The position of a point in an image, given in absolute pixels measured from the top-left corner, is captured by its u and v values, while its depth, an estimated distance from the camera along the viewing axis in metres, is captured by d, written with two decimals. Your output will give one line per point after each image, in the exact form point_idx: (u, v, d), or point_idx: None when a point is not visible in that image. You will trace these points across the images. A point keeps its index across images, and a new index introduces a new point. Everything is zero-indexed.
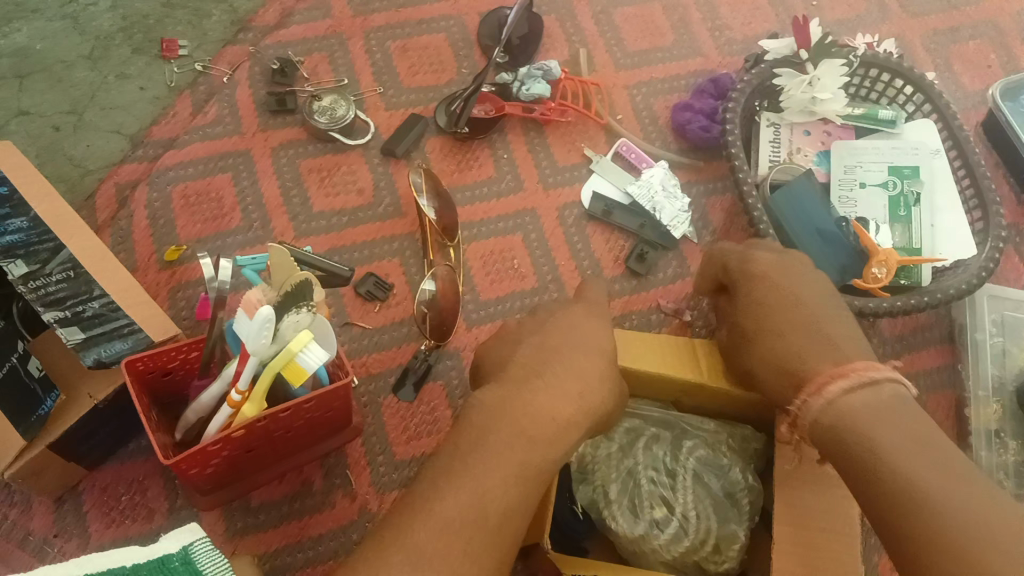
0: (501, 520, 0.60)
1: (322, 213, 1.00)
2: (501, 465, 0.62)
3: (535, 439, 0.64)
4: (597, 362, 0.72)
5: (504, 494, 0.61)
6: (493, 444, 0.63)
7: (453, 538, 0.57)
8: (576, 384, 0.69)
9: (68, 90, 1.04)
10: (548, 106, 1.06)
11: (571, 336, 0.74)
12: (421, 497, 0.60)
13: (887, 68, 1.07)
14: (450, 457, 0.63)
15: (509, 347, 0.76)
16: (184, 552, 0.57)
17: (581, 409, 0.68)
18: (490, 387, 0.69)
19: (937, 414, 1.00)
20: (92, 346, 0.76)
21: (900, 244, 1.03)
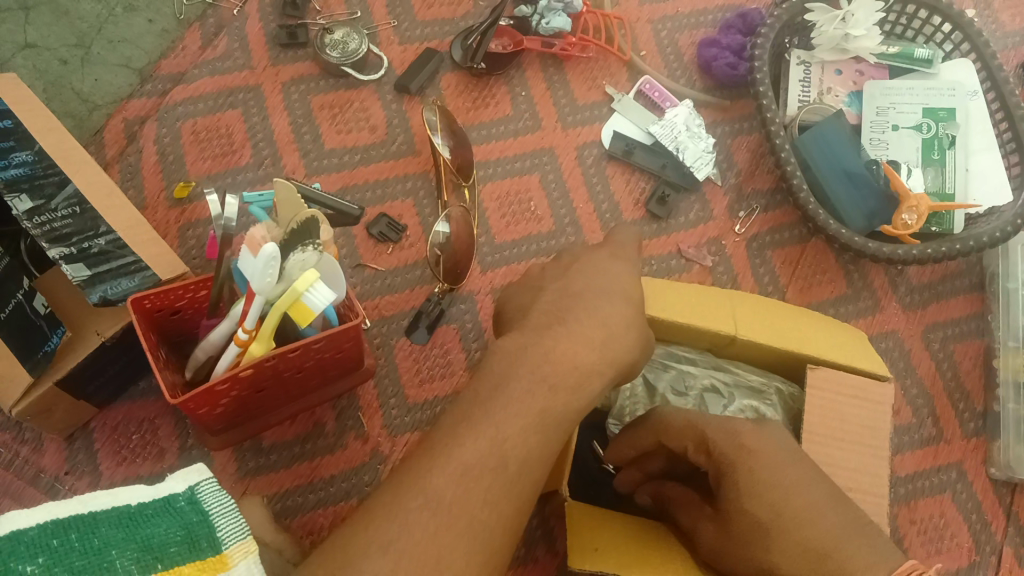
0: (521, 468, 0.58)
1: (334, 151, 0.97)
2: (521, 412, 0.59)
3: (556, 388, 0.62)
4: (622, 305, 0.68)
5: (523, 442, 0.59)
6: (513, 391, 0.61)
7: (471, 484, 0.56)
8: (599, 331, 0.65)
9: (74, 23, 1.01)
10: (569, 41, 1.02)
11: (596, 281, 0.69)
12: (442, 440, 0.58)
13: (924, 4, 1.01)
14: (470, 403, 0.61)
15: (528, 291, 0.72)
16: (190, 491, 0.56)
17: (603, 357, 0.65)
18: (512, 334, 0.66)
19: (965, 365, 0.97)
20: (98, 284, 0.74)
21: (932, 190, 0.99)
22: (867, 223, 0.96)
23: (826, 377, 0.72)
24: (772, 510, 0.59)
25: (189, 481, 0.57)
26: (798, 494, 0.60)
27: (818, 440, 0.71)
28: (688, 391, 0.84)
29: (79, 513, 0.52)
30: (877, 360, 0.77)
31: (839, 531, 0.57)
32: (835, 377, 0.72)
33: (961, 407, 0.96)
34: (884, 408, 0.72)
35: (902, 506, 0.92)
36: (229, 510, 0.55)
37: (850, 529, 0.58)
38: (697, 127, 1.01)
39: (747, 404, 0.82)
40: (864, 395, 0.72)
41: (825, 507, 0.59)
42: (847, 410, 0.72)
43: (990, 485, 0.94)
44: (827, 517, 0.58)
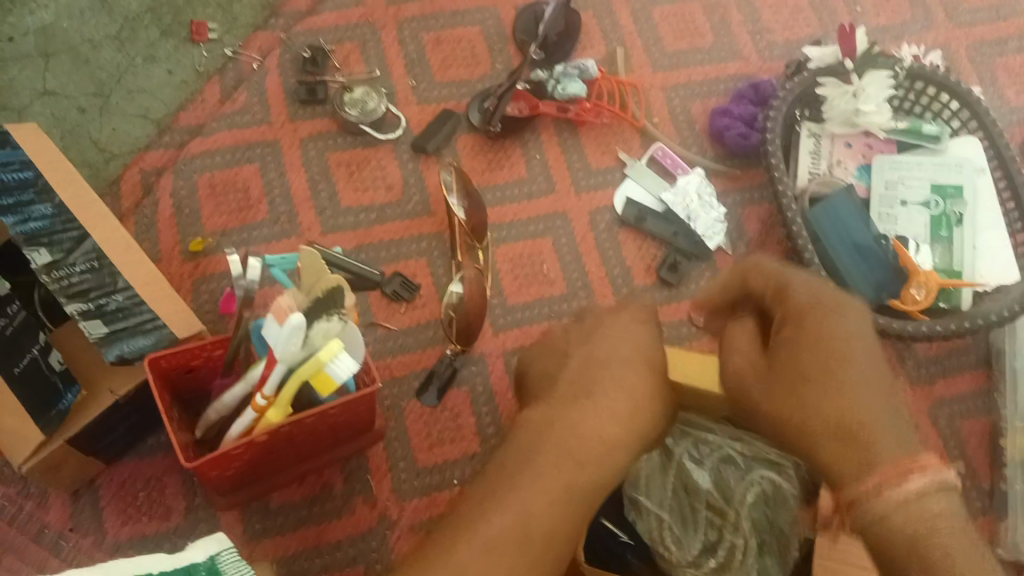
0: (545, 544, 0.58)
1: (350, 209, 0.97)
2: (546, 487, 0.60)
3: (583, 463, 0.62)
4: (646, 376, 0.69)
5: (549, 517, 0.59)
6: (539, 465, 0.61)
7: (496, 559, 0.56)
8: (625, 405, 0.66)
9: (94, 72, 1.02)
10: (584, 106, 1.03)
11: (619, 350, 0.70)
12: (468, 516, 0.59)
13: (933, 81, 1.04)
14: (497, 476, 0.62)
15: (554, 361, 0.74)
16: (211, 561, 0.55)
17: (629, 431, 0.65)
18: (541, 407, 0.67)
19: (970, 441, 0.98)
20: (114, 342, 0.74)
21: (940, 266, 1.01)
22: (874, 295, 0.97)
23: None
24: (823, 370, 0.58)
25: (209, 552, 0.56)
26: (847, 323, 0.59)
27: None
28: (704, 459, 0.83)
29: None
30: None
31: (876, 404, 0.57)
32: None
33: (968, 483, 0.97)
34: None
35: None
36: None
37: (881, 412, 0.56)
38: (708, 195, 1.02)
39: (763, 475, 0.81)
40: None
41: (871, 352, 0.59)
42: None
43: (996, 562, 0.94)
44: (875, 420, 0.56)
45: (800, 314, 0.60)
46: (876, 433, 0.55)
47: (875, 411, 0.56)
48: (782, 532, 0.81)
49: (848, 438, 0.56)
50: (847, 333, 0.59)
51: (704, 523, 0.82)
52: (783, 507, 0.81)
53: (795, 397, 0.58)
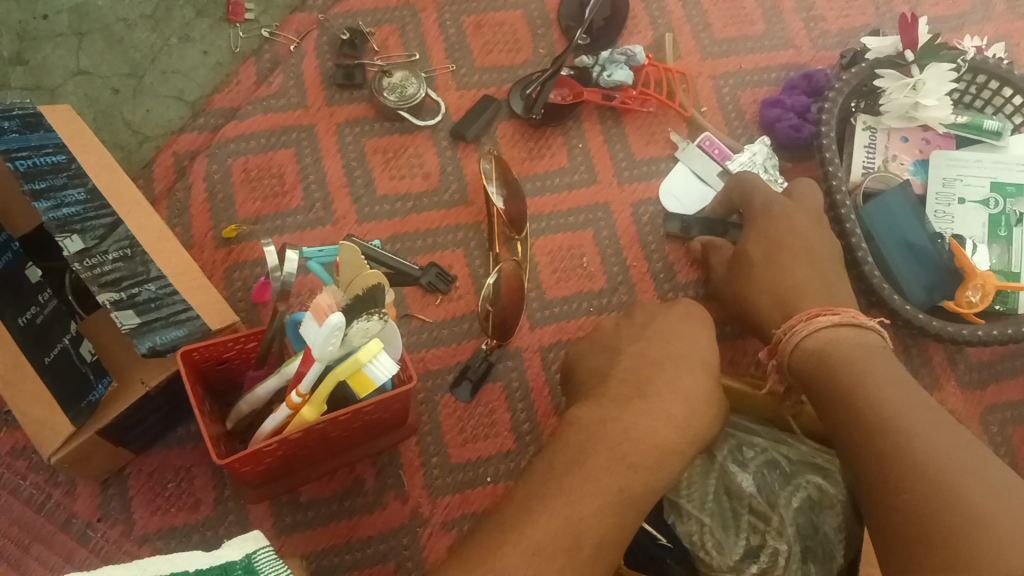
0: (596, 550, 0.56)
1: (386, 197, 0.95)
2: (600, 491, 0.58)
3: (635, 466, 0.60)
4: (703, 380, 0.66)
5: (601, 523, 0.57)
6: (590, 467, 0.59)
7: (544, 562, 0.53)
8: (681, 409, 0.64)
9: (128, 52, 1.00)
10: (629, 94, 1.00)
11: (672, 349, 0.69)
12: (514, 518, 0.56)
13: (994, 74, 0.98)
14: (544, 477, 0.59)
15: (607, 357, 0.72)
16: (248, 559, 0.54)
17: (684, 436, 0.63)
18: (589, 404, 0.65)
19: (1023, 451, 0.94)
20: (148, 333, 0.71)
21: (998, 267, 0.97)
22: (926, 297, 0.93)
23: None
24: (764, 248, 0.85)
25: (245, 549, 0.55)
26: (798, 224, 0.85)
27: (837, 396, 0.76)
28: (749, 461, 0.83)
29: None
30: None
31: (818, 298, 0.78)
32: None
33: None
34: None
35: None
36: None
37: (821, 291, 0.79)
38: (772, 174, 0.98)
39: (809, 481, 0.81)
40: None
41: (812, 235, 0.84)
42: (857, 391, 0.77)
43: None
44: (809, 294, 0.79)
45: (757, 215, 0.87)
46: (803, 302, 0.78)
47: (816, 287, 0.79)
48: (828, 539, 0.78)
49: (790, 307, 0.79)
50: (795, 218, 0.85)
51: (747, 529, 0.79)
52: (828, 511, 0.79)
53: (763, 265, 0.84)
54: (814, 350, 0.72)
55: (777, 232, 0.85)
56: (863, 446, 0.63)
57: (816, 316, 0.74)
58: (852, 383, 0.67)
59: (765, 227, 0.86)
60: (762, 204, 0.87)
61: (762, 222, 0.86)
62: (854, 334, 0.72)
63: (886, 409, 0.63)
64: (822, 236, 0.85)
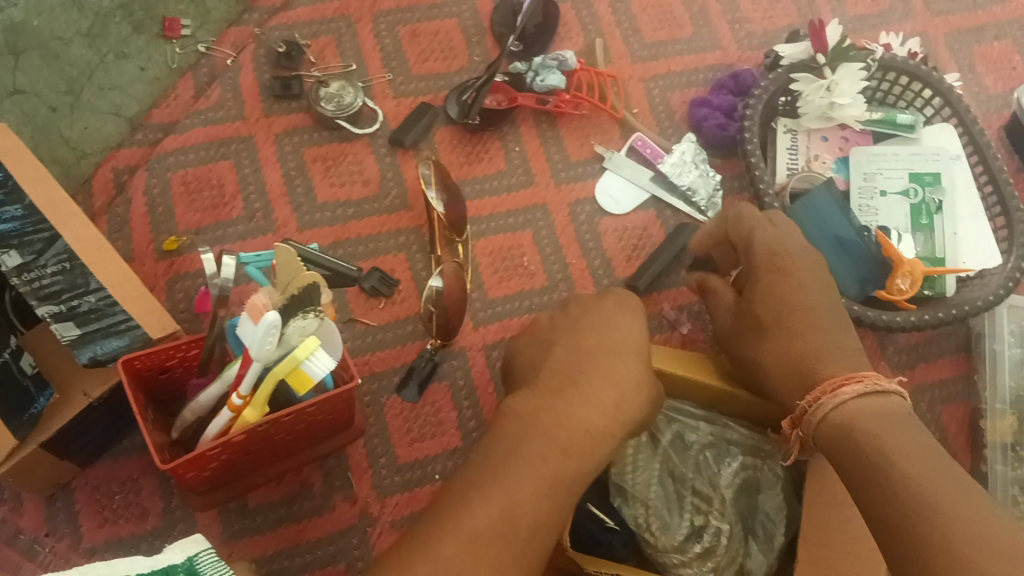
0: (532, 535, 0.58)
1: (326, 204, 0.96)
2: (534, 478, 0.60)
3: (568, 452, 0.63)
4: (634, 368, 0.70)
5: (535, 508, 0.59)
6: (524, 455, 0.61)
7: (480, 551, 0.55)
8: (612, 395, 0.67)
9: (64, 69, 1.00)
10: (562, 97, 1.02)
11: (604, 339, 0.72)
12: (450, 506, 0.58)
13: (905, 71, 1.03)
14: (481, 466, 0.61)
15: (541, 349, 0.75)
16: (189, 561, 0.54)
17: (616, 421, 0.66)
18: (523, 395, 0.68)
19: (951, 427, 0.98)
20: (88, 343, 0.73)
21: (923, 254, 1.00)
22: (860, 289, 0.96)
23: None
24: (774, 310, 0.77)
25: (187, 551, 0.55)
26: (808, 284, 0.77)
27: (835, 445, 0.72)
28: (689, 447, 0.86)
29: None
30: None
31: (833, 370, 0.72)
32: None
33: None
34: None
35: None
36: None
37: (835, 357, 0.72)
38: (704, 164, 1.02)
39: (746, 462, 0.84)
40: None
41: (821, 296, 0.77)
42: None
43: None
44: (824, 360, 0.73)
45: (761, 267, 0.79)
46: (821, 365, 0.73)
47: (831, 347, 0.74)
48: (768, 518, 0.82)
49: (804, 373, 0.73)
50: (803, 269, 0.78)
51: (689, 511, 0.81)
52: (767, 492, 0.83)
53: (772, 327, 0.76)
54: (834, 418, 0.67)
55: (784, 292, 0.76)
56: (883, 507, 0.58)
57: (835, 383, 0.69)
58: (871, 450, 0.62)
59: (770, 285, 0.78)
60: (767, 255, 0.79)
61: (768, 276, 0.78)
62: (875, 399, 0.66)
63: (905, 471, 0.58)
64: (830, 297, 0.78)
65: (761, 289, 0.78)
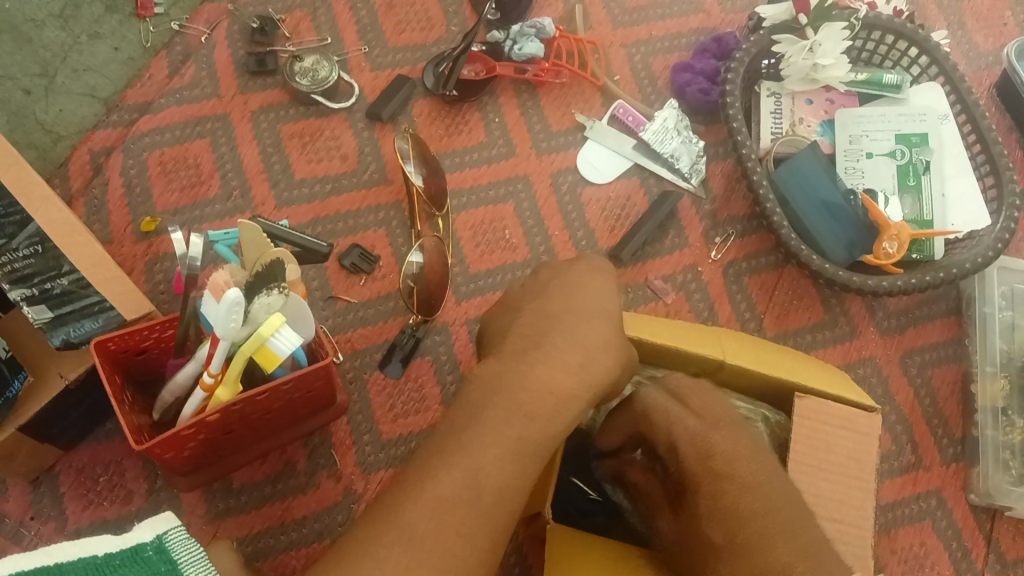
0: (497, 498, 0.59)
1: (304, 181, 0.96)
2: (497, 442, 0.60)
3: (532, 415, 0.62)
4: (601, 328, 0.69)
5: (500, 472, 0.59)
6: (488, 420, 0.61)
7: (444, 518, 0.56)
8: (577, 356, 0.67)
9: (37, 51, 0.99)
10: (541, 66, 1.01)
11: (571, 301, 0.71)
12: (415, 474, 0.59)
13: (891, 30, 1.01)
14: (447, 433, 0.62)
15: (509, 315, 0.73)
16: (157, 540, 0.54)
17: (582, 382, 0.66)
18: (491, 362, 0.67)
19: (942, 391, 0.97)
20: (60, 326, 0.74)
21: (910, 217, 0.99)
22: (847, 254, 0.95)
23: (811, 407, 0.71)
24: (726, 532, 0.60)
25: (158, 529, 0.55)
26: (750, 481, 0.62)
27: (807, 468, 0.70)
28: None
29: (45, 566, 0.52)
30: (862, 393, 0.75)
31: None
32: (821, 407, 0.71)
33: (940, 432, 0.96)
34: (872, 440, 0.71)
35: (883, 534, 0.91)
36: (198, 559, 0.54)
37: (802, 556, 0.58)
38: (686, 130, 1.01)
39: None
40: (851, 425, 0.71)
41: (769, 499, 0.61)
42: (835, 438, 0.70)
43: (970, 510, 0.93)
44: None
45: (695, 476, 0.64)
46: None
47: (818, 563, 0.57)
48: None
49: None
50: (745, 469, 0.63)
51: None
52: None
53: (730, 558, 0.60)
54: None
55: (726, 509, 0.61)
56: None
57: None
58: None
59: (705, 499, 0.62)
60: (695, 450, 0.64)
61: (702, 487, 0.63)
62: None
63: None
64: (781, 490, 0.62)
65: (698, 503, 0.63)
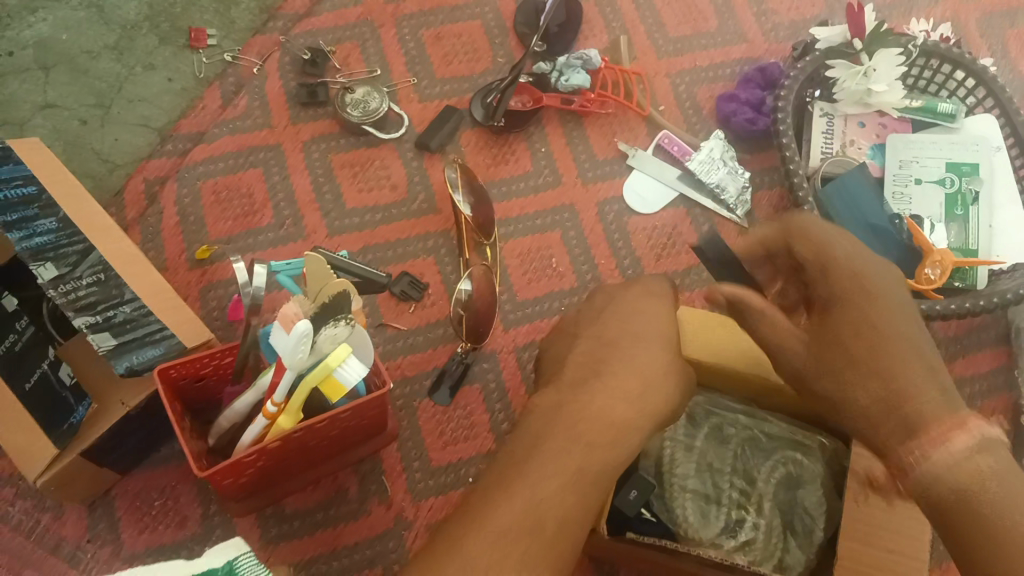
0: (559, 528, 0.58)
1: (354, 210, 0.97)
2: (559, 470, 0.60)
3: (593, 444, 0.62)
4: (659, 356, 0.70)
5: (561, 501, 0.59)
6: (548, 450, 0.61)
7: (506, 550, 0.55)
8: (635, 384, 0.67)
9: (93, 82, 1.01)
10: (588, 97, 1.02)
11: (630, 328, 0.72)
12: (475, 505, 0.59)
13: (947, 58, 1.01)
14: (506, 464, 0.61)
15: (567, 343, 0.76)
16: (227, 565, 0.55)
17: (641, 411, 0.66)
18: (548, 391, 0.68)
19: (993, 420, 0.96)
20: (126, 353, 0.74)
21: (956, 245, 0.98)
22: None
23: None
24: (855, 335, 0.55)
25: (227, 555, 0.56)
26: (891, 308, 0.55)
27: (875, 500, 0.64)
28: (728, 440, 0.83)
29: None
30: None
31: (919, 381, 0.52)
32: None
33: None
34: None
35: (936, 566, 0.90)
36: None
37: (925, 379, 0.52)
38: (732, 160, 1.01)
39: (786, 456, 0.80)
40: None
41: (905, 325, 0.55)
42: None
43: None
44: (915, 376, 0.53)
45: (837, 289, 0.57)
46: (910, 402, 0.52)
47: (916, 376, 0.52)
48: (807, 513, 0.77)
49: (903, 415, 0.51)
50: (884, 297, 0.56)
51: (728, 504, 0.79)
52: (807, 486, 0.78)
53: (852, 372, 0.54)
54: (937, 474, 0.49)
55: (861, 319, 0.55)
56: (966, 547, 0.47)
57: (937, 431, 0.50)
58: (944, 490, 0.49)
59: (843, 309, 0.56)
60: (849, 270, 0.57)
61: (835, 302, 0.57)
62: (987, 448, 0.49)
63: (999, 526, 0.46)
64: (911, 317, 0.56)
65: (829, 334, 0.56)
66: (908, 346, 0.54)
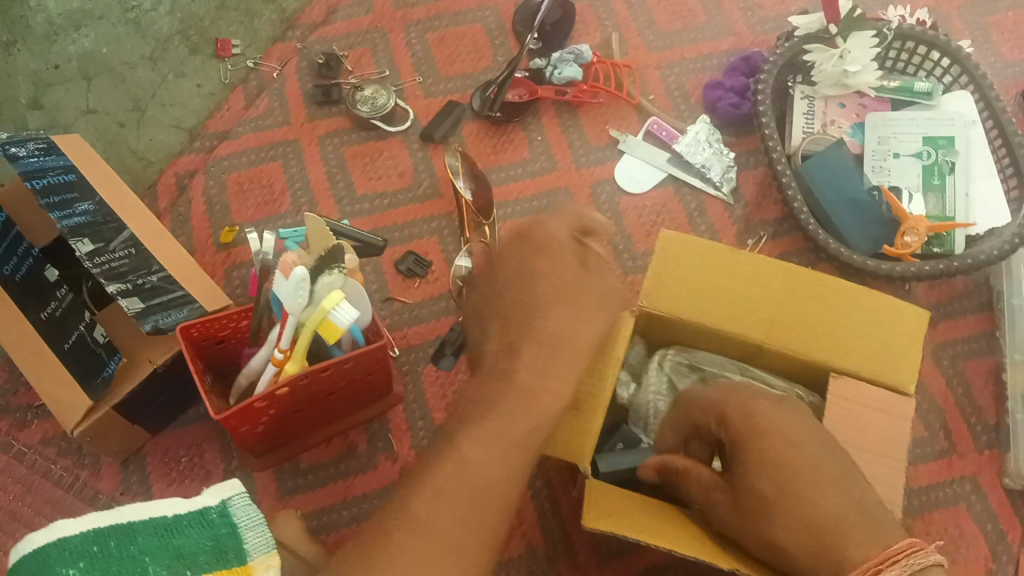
0: (490, 489, 0.58)
1: (365, 196, 1.05)
2: (488, 439, 0.60)
3: (511, 412, 0.62)
4: (569, 332, 0.67)
5: (492, 469, 0.58)
6: (478, 423, 0.61)
7: (445, 508, 0.56)
8: (543, 357, 0.65)
9: (130, 89, 1.11)
10: (580, 88, 1.10)
11: (540, 299, 0.68)
12: (416, 473, 0.59)
13: (921, 40, 1.07)
14: (442, 437, 0.62)
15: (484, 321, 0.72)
16: (221, 504, 0.61)
17: (550, 383, 0.64)
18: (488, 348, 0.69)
19: (975, 381, 1.00)
20: (150, 314, 0.78)
21: (934, 214, 1.03)
22: (872, 246, 1.00)
23: (845, 387, 0.70)
24: (776, 485, 0.61)
25: (221, 495, 0.61)
26: (792, 444, 0.63)
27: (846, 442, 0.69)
28: None
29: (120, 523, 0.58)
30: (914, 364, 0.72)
31: (833, 509, 0.59)
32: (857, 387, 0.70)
33: (974, 421, 0.98)
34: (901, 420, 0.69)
35: (918, 517, 0.93)
36: (256, 523, 0.60)
37: (851, 510, 0.59)
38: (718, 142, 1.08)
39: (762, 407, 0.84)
40: (885, 405, 0.69)
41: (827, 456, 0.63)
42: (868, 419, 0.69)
43: (1006, 494, 0.95)
44: (827, 498, 0.60)
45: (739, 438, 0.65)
46: (842, 540, 0.57)
47: (847, 512, 0.59)
48: None
49: (828, 551, 0.57)
50: (787, 425, 0.64)
51: None
52: None
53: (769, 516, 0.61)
54: None
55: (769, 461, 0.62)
56: None
57: (870, 567, 0.55)
58: None
59: (748, 446, 0.64)
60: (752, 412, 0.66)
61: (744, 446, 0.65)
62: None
63: None
64: (822, 441, 0.64)
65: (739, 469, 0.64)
66: (831, 475, 0.61)
